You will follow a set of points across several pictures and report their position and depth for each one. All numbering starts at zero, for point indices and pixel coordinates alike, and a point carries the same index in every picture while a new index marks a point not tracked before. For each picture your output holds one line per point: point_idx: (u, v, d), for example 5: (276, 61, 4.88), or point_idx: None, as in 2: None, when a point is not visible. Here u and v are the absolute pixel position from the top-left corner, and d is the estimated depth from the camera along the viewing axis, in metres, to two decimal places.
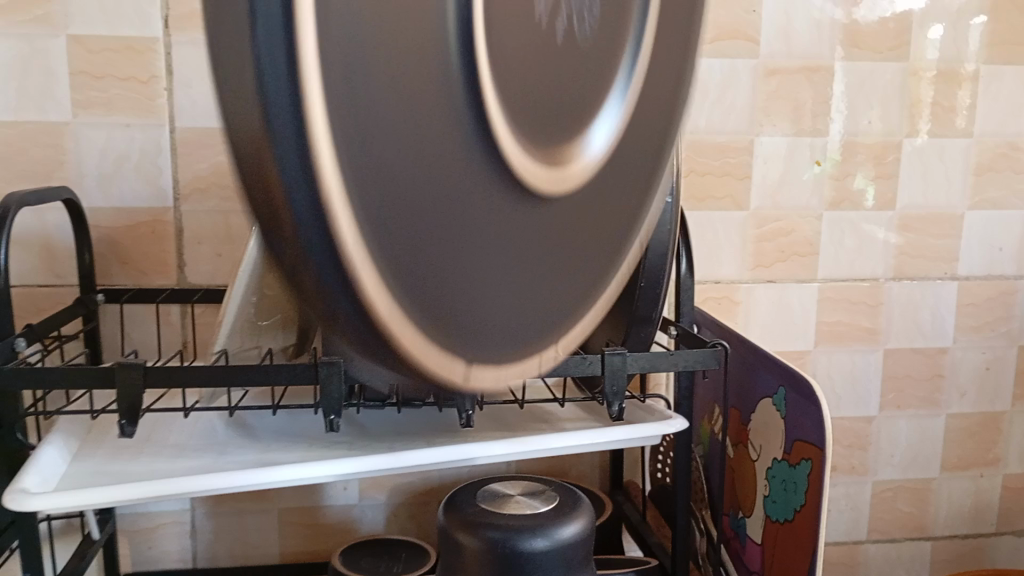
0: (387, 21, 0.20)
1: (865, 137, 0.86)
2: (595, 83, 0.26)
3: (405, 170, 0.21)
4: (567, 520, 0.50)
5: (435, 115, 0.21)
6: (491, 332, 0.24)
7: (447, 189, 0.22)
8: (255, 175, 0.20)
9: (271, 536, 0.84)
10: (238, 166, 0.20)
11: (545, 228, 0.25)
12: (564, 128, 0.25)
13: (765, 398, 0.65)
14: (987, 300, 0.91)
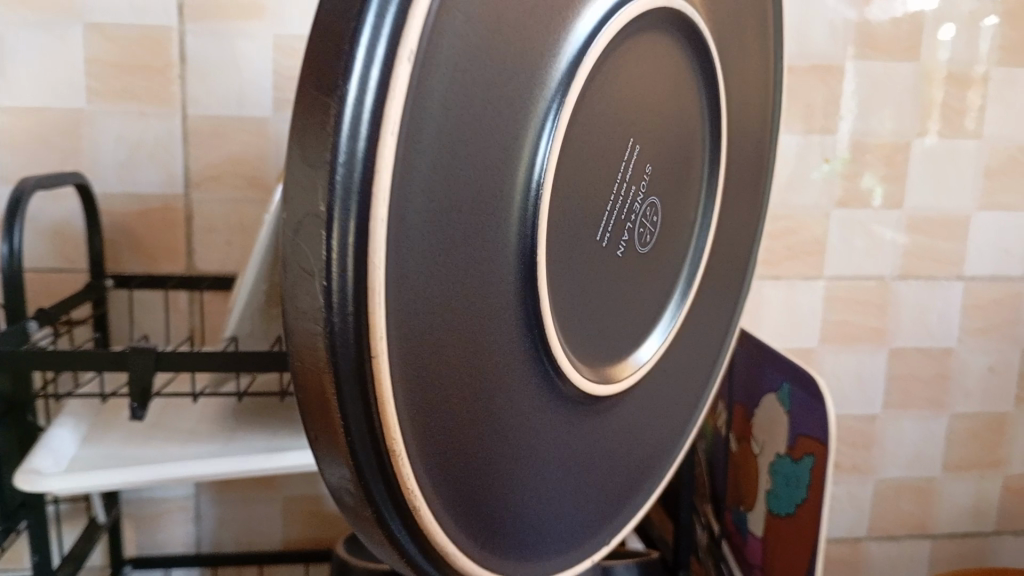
0: (435, 183, 0.27)
1: (875, 137, 0.86)
2: (559, 263, 0.35)
3: (415, 298, 0.27)
4: None
5: (445, 266, 0.28)
6: (456, 436, 0.30)
7: (441, 321, 0.28)
8: (311, 229, 0.25)
9: (275, 524, 0.85)
10: (296, 231, 0.25)
11: (513, 359, 0.32)
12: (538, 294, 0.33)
13: (769, 393, 0.65)
14: (994, 302, 0.91)
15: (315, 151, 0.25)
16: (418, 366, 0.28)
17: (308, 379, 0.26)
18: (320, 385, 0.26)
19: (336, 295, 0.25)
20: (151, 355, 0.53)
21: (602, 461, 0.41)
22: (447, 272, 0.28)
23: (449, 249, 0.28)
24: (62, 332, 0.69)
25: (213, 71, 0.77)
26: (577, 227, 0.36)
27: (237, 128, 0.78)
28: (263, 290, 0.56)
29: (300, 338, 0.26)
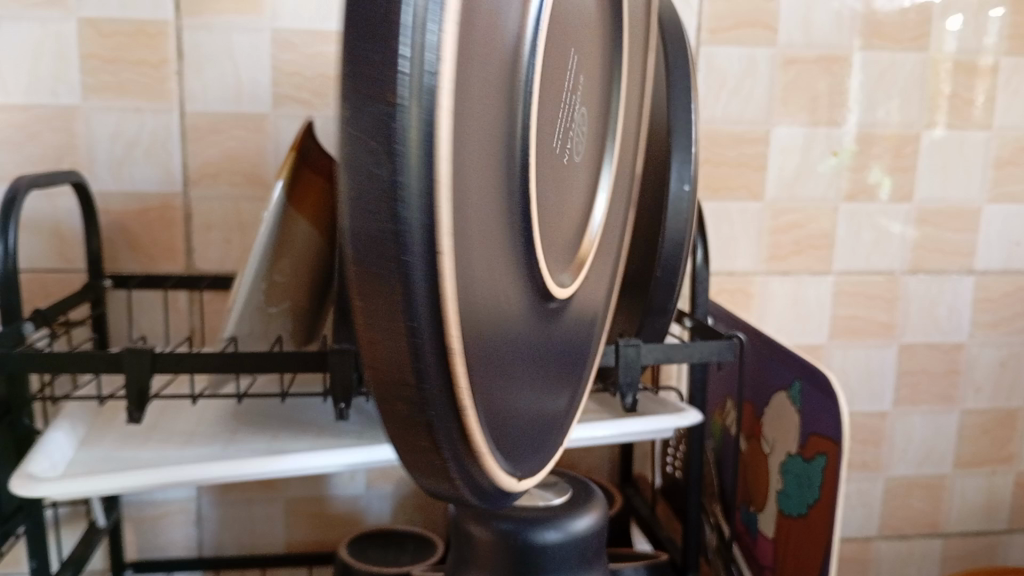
0: (472, 93, 0.22)
1: (884, 129, 0.84)
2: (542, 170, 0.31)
3: (469, 231, 0.23)
4: (580, 511, 0.44)
5: (480, 189, 0.24)
6: (497, 382, 0.26)
7: (483, 251, 0.24)
8: (379, 167, 0.20)
9: (277, 525, 0.84)
10: (358, 170, 0.20)
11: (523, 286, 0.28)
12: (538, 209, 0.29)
13: (779, 390, 0.64)
14: (1004, 296, 0.90)
15: (369, 63, 0.19)
16: (468, 279, 0.23)
17: (367, 280, 0.20)
18: (382, 283, 0.20)
19: (409, 158, 0.20)
20: (147, 355, 0.52)
21: (571, 377, 0.38)
22: (480, 179, 0.23)
23: (481, 164, 0.24)
24: (59, 332, 0.68)
25: (210, 65, 0.75)
26: (548, 132, 0.32)
27: (235, 124, 0.77)
28: (262, 287, 0.55)
29: (357, 227, 0.20)
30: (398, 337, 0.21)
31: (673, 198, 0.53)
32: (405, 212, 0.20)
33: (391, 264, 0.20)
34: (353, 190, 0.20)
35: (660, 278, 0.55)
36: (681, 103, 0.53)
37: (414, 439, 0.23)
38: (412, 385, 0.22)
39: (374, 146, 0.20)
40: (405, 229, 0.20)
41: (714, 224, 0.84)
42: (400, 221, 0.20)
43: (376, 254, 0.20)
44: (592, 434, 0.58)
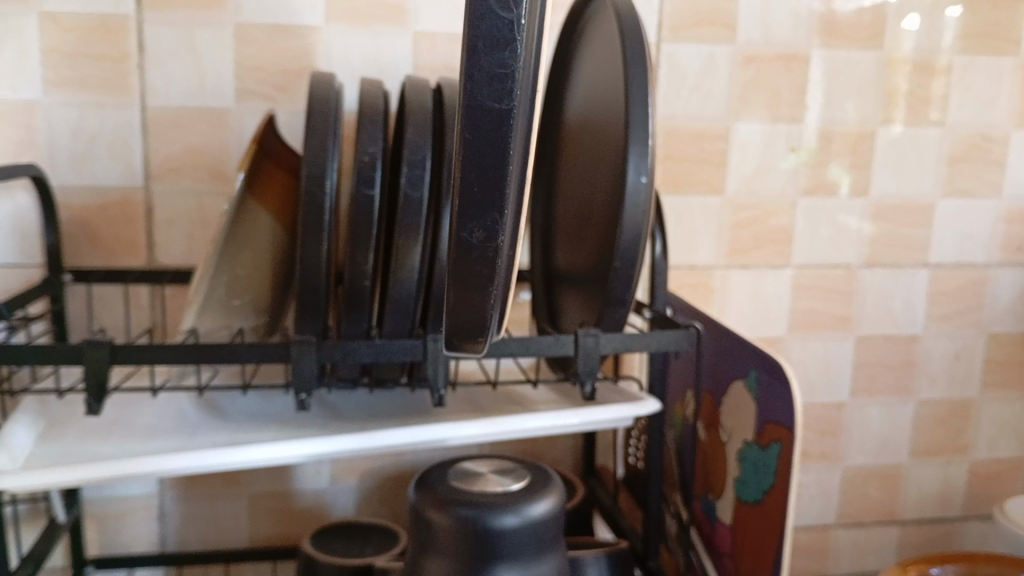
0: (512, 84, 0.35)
1: (841, 125, 0.86)
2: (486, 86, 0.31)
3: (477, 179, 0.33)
4: (536, 497, 0.45)
5: (492, 134, 0.32)
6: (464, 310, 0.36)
7: (478, 195, 0.33)
8: (497, 126, 0.32)
9: (241, 521, 0.83)
10: (487, 122, 0.32)
11: (468, 200, 0.33)
12: (490, 133, 0.32)
13: (735, 380, 0.65)
14: (958, 289, 0.92)
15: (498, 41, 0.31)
16: (473, 213, 0.33)
17: (483, 125, 0.32)
18: (485, 191, 0.33)
19: (524, 38, 0.31)
20: (106, 348, 0.52)
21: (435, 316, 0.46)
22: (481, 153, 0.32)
23: (488, 137, 0.32)
24: (16, 325, 0.67)
25: (173, 59, 0.75)
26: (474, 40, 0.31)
27: (198, 118, 0.77)
28: (223, 275, 0.56)
29: (481, 85, 0.31)
30: (487, 253, 0.34)
31: (630, 189, 0.53)
32: (515, 74, 0.31)
33: (502, 117, 0.31)
34: (482, 133, 0.32)
35: (620, 268, 0.54)
36: (638, 97, 0.54)
37: (473, 318, 0.36)
38: (497, 209, 0.33)
39: (504, 38, 0.30)
40: (516, 80, 0.31)
41: (675, 219, 0.85)
42: (514, 85, 0.31)
43: (492, 101, 0.31)
44: (551, 424, 0.59)
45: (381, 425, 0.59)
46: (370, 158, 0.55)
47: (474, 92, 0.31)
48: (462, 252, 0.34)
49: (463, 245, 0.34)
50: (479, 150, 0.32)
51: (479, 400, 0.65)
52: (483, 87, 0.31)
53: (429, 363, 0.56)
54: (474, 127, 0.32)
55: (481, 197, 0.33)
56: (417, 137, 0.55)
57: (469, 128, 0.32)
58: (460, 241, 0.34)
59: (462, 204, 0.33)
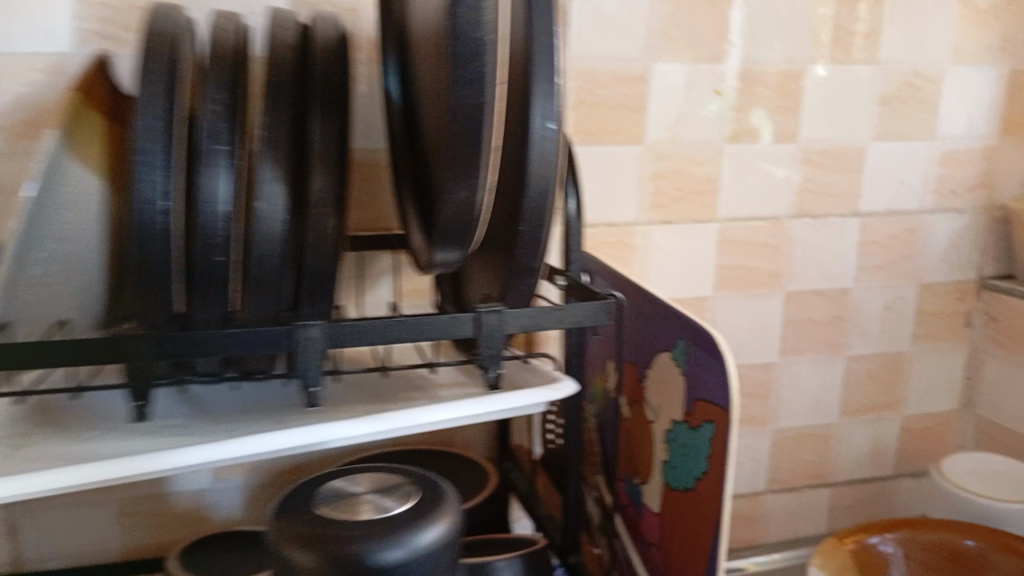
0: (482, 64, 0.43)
1: (766, 65, 0.79)
2: (468, 83, 0.38)
3: (458, 152, 0.39)
4: (426, 523, 0.37)
5: (472, 120, 0.39)
6: (451, 243, 0.44)
7: (462, 160, 0.40)
8: (476, 116, 0.38)
9: (109, 530, 0.74)
10: (461, 113, 0.38)
11: (457, 167, 0.40)
12: (470, 123, 0.39)
13: (662, 352, 0.58)
14: (890, 239, 0.87)
15: (471, 51, 0.37)
16: (459, 176, 0.40)
17: (464, 117, 0.38)
18: (465, 160, 0.40)
19: (492, 48, 0.38)
20: None
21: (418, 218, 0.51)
22: (461, 133, 0.39)
23: (468, 122, 0.39)
24: None
25: None
26: (457, 51, 0.37)
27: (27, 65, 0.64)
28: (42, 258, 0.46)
29: (462, 84, 0.38)
30: (471, 202, 0.41)
31: (536, 138, 0.44)
32: (487, 75, 0.38)
33: (479, 107, 0.38)
34: (459, 123, 0.39)
35: (525, 234, 0.46)
36: (543, 26, 0.44)
37: (454, 246, 0.44)
38: (476, 172, 0.40)
39: (475, 47, 0.37)
40: (487, 76, 0.38)
41: (592, 171, 0.77)
42: (487, 83, 0.38)
43: (470, 94, 0.38)
44: (451, 416, 0.51)
45: (252, 427, 0.51)
46: (223, 108, 0.45)
47: (458, 92, 0.38)
48: (451, 203, 0.41)
49: (451, 198, 0.41)
50: (459, 129, 0.39)
51: (369, 388, 0.57)
52: (465, 86, 0.38)
53: (299, 355, 0.47)
54: (457, 120, 0.39)
55: (465, 159, 0.40)
56: (279, 80, 0.46)
57: (453, 118, 0.39)
58: (448, 195, 0.41)
59: (451, 167, 0.40)
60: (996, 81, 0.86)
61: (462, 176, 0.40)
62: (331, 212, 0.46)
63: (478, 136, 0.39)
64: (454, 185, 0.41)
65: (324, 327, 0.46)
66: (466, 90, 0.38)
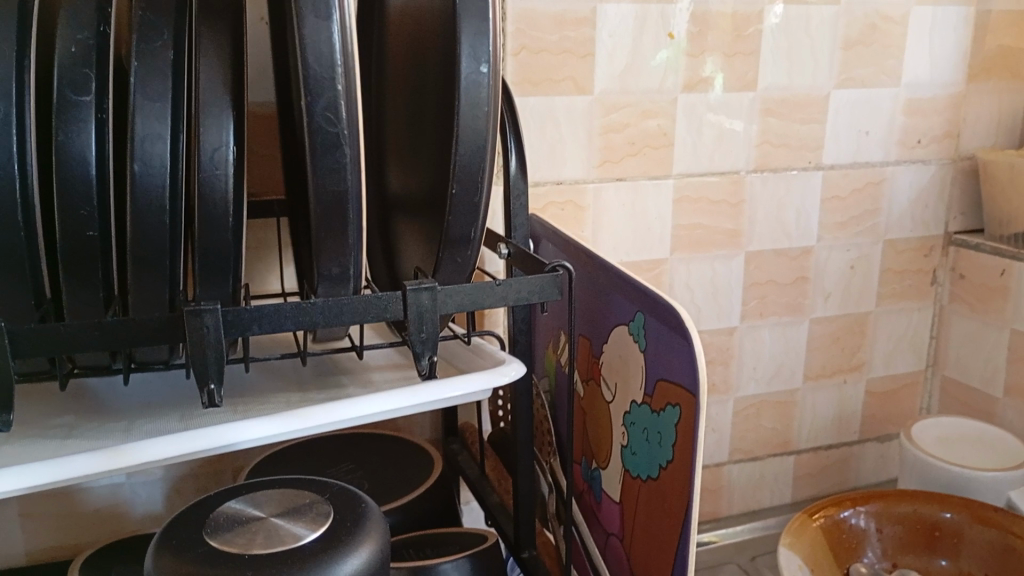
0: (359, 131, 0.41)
1: (723, 6, 0.73)
2: (326, 177, 0.37)
3: (321, 236, 0.38)
4: (342, 556, 0.30)
5: (334, 209, 0.38)
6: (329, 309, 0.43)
7: (325, 240, 0.39)
8: (337, 205, 0.37)
9: (12, 533, 0.66)
10: (321, 205, 0.37)
11: (324, 250, 0.39)
12: (338, 212, 0.38)
13: (618, 325, 0.52)
14: (853, 194, 0.82)
15: (325, 146, 0.36)
16: (328, 254, 0.39)
17: (329, 209, 0.37)
18: (331, 239, 0.39)
19: (350, 141, 0.36)
20: None
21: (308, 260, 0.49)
22: (323, 221, 0.38)
23: (330, 210, 0.38)
24: None
25: None
26: (313, 144, 0.36)
27: None
28: None
29: (324, 175, 0.37)
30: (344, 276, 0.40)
31: (466, 83, 0.38)
32: (347, 165, 0.37)
33: (341, 196, 0.37)
34: (320, 213, 0.38)
35: (458, 199, 0.39)
36: None
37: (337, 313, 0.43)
38: (344, 248, 0.39)
39: (332, 144, 0.36)
40: (348, 162, 0.37)
41: (537, 126, 0.70)
42: (346, 173, 0.37)
43: (329, 184, 0.37)
44: (382, 408, 0.44)
45: (149, 429, 0.43)
46: (82, 50, 0.37)
47: (320, 183, 0.37)
48: (323, 278, 0.40)
49: (322, 275, 0.40)
50: (323, 216, 0.38)
51: (290, 376, 0.50)
52: (324, 180, 0.37)
53: (193, 346, 0.39)
54: (322, 209, 0.37)
55: (331, 237, 0.38)
56: (151, 15, 0.37)
57: (318, 210, 0.37)
58: (320, 271, 0.40)
59: (317, 247, 0.39)
60: (965, 23, 0.81)
61: (329, 258, 0.39)
62: (223, 174, 0.38)
63: (345, 221, 0.38)
64: (324, 263, 0.40)
65: (220, 313, 0.39)
66: (326, 182, 0.37)
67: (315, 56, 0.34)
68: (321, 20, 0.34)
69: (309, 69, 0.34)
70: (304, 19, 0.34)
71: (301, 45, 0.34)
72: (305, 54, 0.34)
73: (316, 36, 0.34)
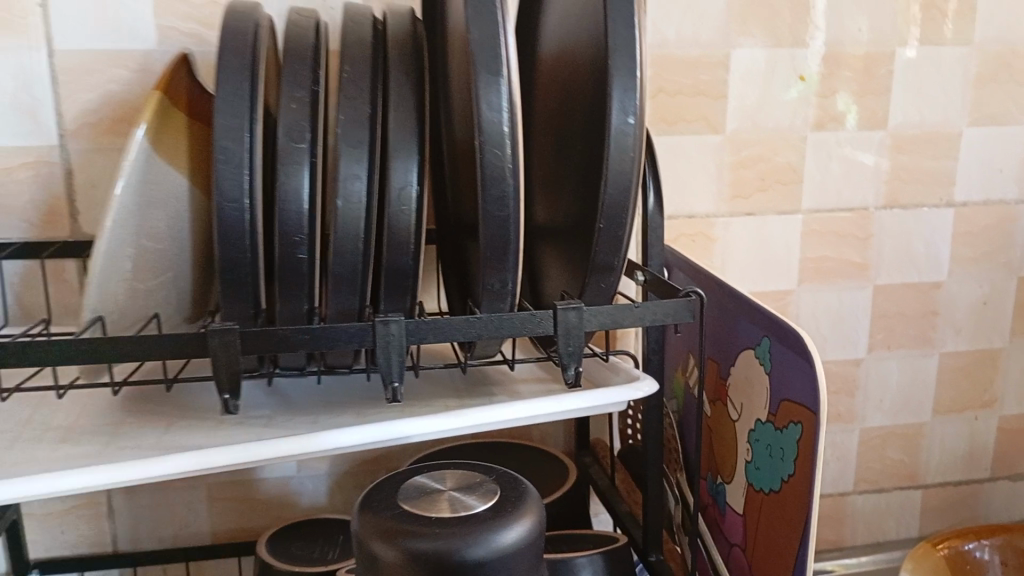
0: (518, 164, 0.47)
1: (855, 47, 0.76)
2: (494, 205, 0.43)
3: (487, 254, 0.45)
4: (509, 521, 0.37)
5: (499, 230, 0.44)
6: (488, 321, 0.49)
7: (490, 258, 0.45)
8: (501, 227, 0.44)
9: (201, 514, 0.76)
10: (489, 228, 0.44)
11: (488, 267, 0.45)
12: (501, 234, 0.44)
13: (745, 349, 0.56)
14: (986, 229, 0.83)
15: (493, 178, 0.42)
16: (491, 270, 0.45)
17: (495, 231, 0.44)
18: (495, 257, 0.45)
19: (513, 173, 0.43)
20: None
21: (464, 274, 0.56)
22: (489, 241, 0.44)
23: (495, 231, 0.44)
24: None
25: None
26: (484, 177, 0.42)
27: (116, 63, 0.66)
28: (130, 254, 0.47)
29: (491, 202, 0.43)
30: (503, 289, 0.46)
31: (615, 132, 0.43)
32: (510, 193, 0.43)
33: (505, 219, 0.43)
34: (488, 235, 0.44)
35: (604, 231, 0.45)
36: (621, 16, 0.43)
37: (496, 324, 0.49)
38: (506, 264, 0.45)
39: (499, 176, 0.42)
40: (511, 193, 0.43)
41: (670, 162, 0.75)
42: (510, 200, 0.43)
43: (497, 210, 0.43)
44: (531, 413, 0.50)
45: (334, 421, 0.51)
46: (299, 105, 0.45)
47: (489, 209, 0.43)
48: (486, 291, 0.46)
49: (486, 289, 0.46)
50: (490, 237, 0.44)
51: (448, 384, 0.57)
52: (492, 207, 0.43)
53: (379, 351, 0.47)
54: (489, 230, 0.44)
55: (496, 255, 0.45)
56: (355, 76, 0.46)
57: (486, 233, 0.44)
58: (484, 285, 0.46)
59: (483, 264, 0.45)
60: None
61: (492, 274, 0.45)
62: (408, 207, 0.46)
63: (507, 241, 0.44)
64: (487, 279, 0.46)
65: (404, 323, 0.47)
66: (494, 209, 0.43)
67: (487, 105, 0.41)
68: (493, 76, 0.41)
69: (482, 115, 0.41)
70: (480, 75, 0.41)
71: (477, 97, 0.41)
72: (480, 101, 0.41)
73: (489, 89, 0.41)
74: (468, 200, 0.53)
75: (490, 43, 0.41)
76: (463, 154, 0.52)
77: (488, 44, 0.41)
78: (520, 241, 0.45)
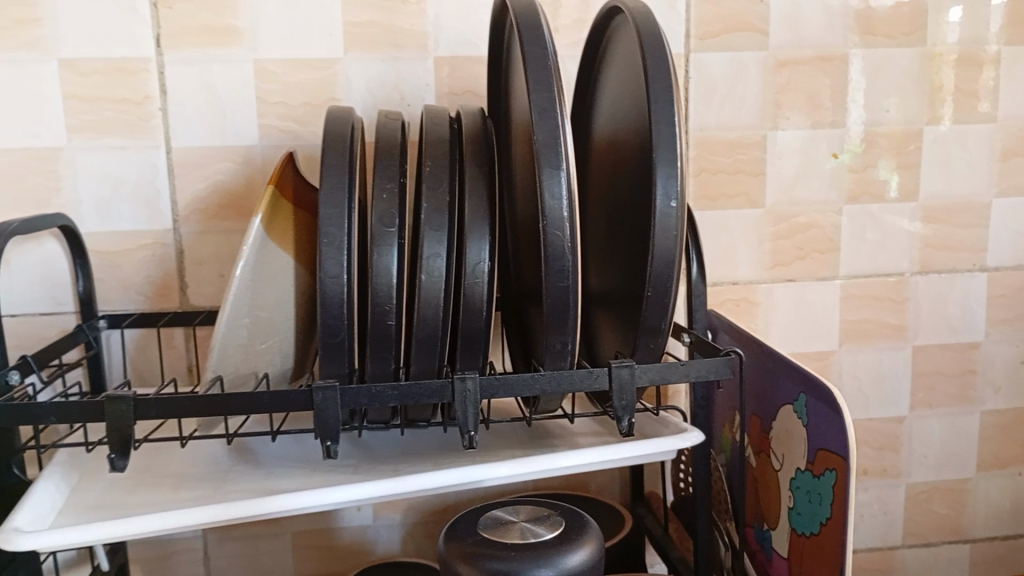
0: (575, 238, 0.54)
1: (884, 127, 0.82)
2: (557, 277, 0.50)
3: (550, 320, 0.52)
4: (571, 547, 0.43)
5: (561, 299, 0.51)
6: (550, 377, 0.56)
7: (552, 322, 0.52)
8: (562, 295, 0.51)
9: (285, 561, 0.82)
10: (551, 296, 0.51)
11: (552, 332, 0.52)
12: (563, 301, 0.51)
13: (785, 404, 0.62)
14: (1018, 292, 0.87)
15: (556, 255, 0.50)
16: (554, 334, 0.52)
17: (557, 299, 0.51)
18: (557, 322, 0.52)
19: (573, 249, 0.50)
20: (126, 402, 0.51)
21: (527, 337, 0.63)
22: (552, 308, 0.51)
23: (556, 299, 0.51)
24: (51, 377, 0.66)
25: (193, 101, 0.74)
26: (549, 255, 0.50)
27: (222, 157, 0.76)
28: (245, 324, 0.55)
29: (554, 274, 0.50)
30: (564, 349, 0.53)
31: (660, 214, 0.50)
32: (570, 267, 0.50)
33: (565, 288, 0.51)
34: (551, 303, 0.51)
35: (653, 297, 0.52)
36: (663, 116, 0.51)
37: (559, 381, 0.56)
38: (566, 327, 0.52)
39: (561, 252, 0.49)
40: (570, 267, 0.50)
41: (714, 234, 0.82)
42: (569, 272, 0.50)
43: (558, 281, 0.50)
44: (588, 460, 0.57)
45: (414, 468, 0.58)
46: (389, 195, 0.53)
47: (552, 280, 0.50)
48: (549, 351, 0.53)
49: (550, 350, 0.53)
50: (553, 305, 0.51)
51: (514, 436, 0.64)
52: (555, 279, 0.50)
53: (458, 403, 0.54)
54: (552, 298, 0.51)
55: (558, 319, 0.52)
56: (437, 170, 0.54)
57: (550, 301, 0.51)
58: (548, 347, 0.53)
59: (546, 327, 0.52)
60: None
61: (555, 338, 0.52)
62: (482, 280, 0.53)
63: (568, 307, 0.51)
64: (550, 341, 0.53)
65: (478, 381, 0.54)
66: (556, 281, 0.50)
67: (550, 194, 0.49)
68: (554, 169, 0.48)
69: (545, 203, 0.49)
70: (544, 170, 0.49)
71: (542, 187, 0.49)
72: (544, 190, 0.49)
73: (551, 182, 0.49)
74: (531, 270, 0.61)
75: (552, 143, 0.49)
76: (527, 232, 0.59)
77: (551, 144, 0.49)
78: (578, 308, 0.52)
